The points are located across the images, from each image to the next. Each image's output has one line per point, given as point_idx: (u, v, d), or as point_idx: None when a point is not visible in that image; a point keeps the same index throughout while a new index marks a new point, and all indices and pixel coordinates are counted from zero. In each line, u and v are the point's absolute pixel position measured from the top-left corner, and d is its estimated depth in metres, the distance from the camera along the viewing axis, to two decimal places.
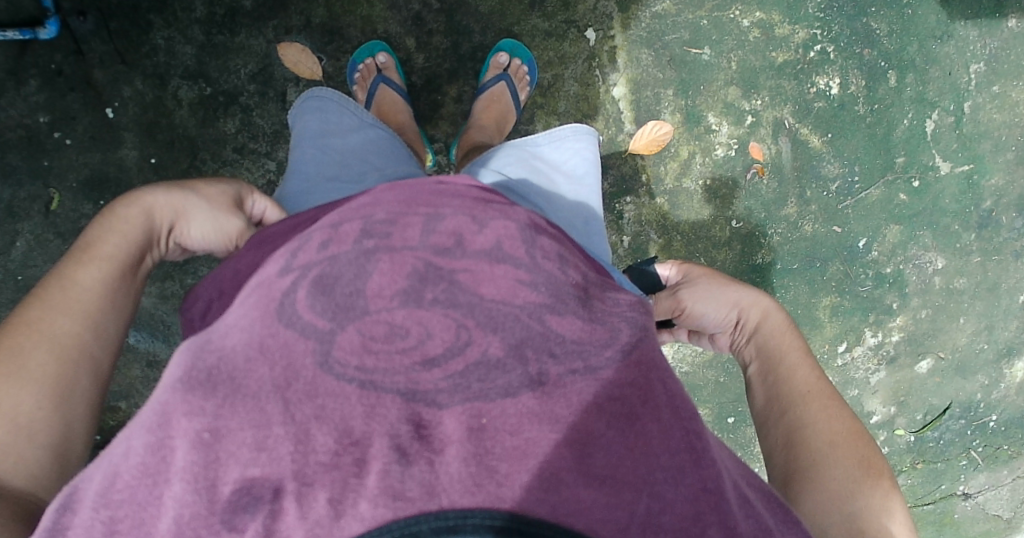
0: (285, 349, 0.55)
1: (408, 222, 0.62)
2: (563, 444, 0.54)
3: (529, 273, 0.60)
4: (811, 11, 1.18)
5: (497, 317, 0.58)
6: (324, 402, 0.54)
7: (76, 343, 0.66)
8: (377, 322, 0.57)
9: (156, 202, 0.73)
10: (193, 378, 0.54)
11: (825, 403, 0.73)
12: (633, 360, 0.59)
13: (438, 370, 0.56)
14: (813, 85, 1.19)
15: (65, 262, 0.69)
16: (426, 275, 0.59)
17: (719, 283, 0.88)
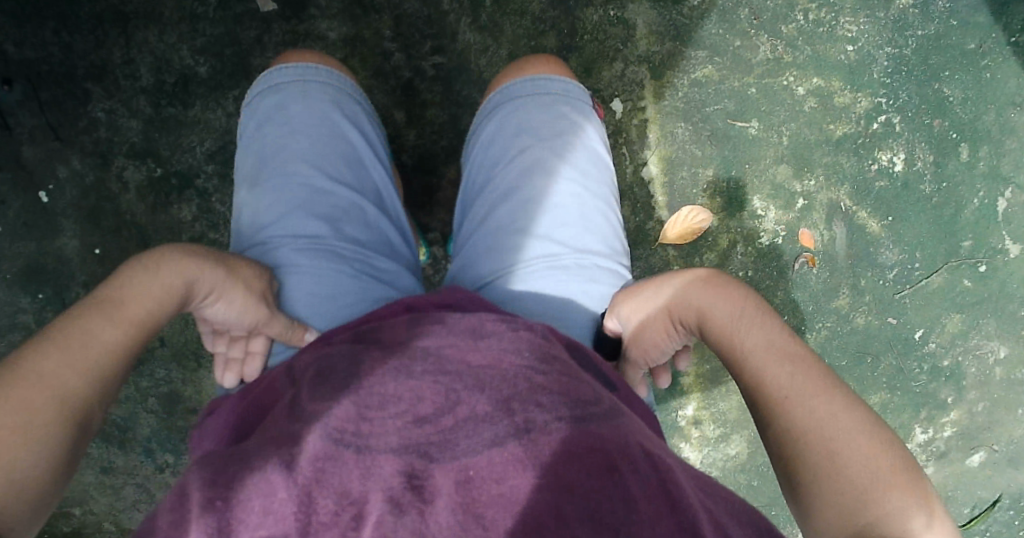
0: (289, 430, 0.63)
1: (393, 323, 0.73)
2: (547, 487, 0.59)
3: (513, 342, 0.68)
4: (875, 77, 1.13)
5: (484, 378, 0.65)
6: (323, 466, 0.59)
7: (81, 405, 0.72)
8: (370, 395, 0.64)
9: (202, 279, 0.79)
10: (207, 460, 0.61)
11: (806, 403, 0.75)
12: (612, 418, 0.65)
13: (429, 426, 0.62)
14: (875, 161, 1.14)
15: (94, 315, 0.74)
16: (415, 355, 0.67)
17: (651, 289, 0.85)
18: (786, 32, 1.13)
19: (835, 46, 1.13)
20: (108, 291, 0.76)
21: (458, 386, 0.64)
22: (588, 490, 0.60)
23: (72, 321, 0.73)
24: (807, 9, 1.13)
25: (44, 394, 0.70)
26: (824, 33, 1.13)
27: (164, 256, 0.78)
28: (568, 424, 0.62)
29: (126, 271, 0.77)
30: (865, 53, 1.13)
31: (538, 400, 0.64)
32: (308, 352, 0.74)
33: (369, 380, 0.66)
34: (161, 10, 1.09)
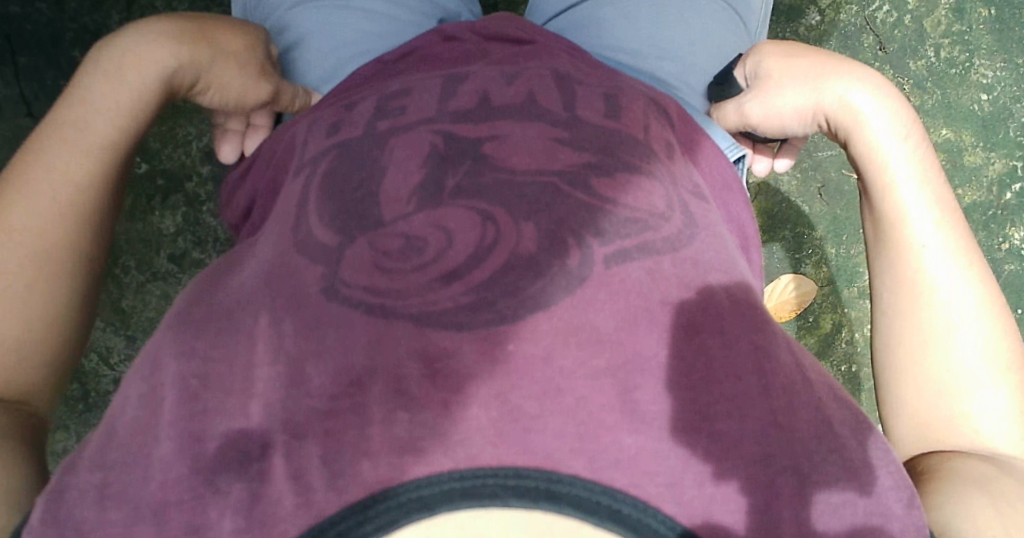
0: (293, 276, 0.50)
1: (424, 88, 0.62)
2: (605, 374, 0.46)
3: (567, 131, 0.58)
4: (1011, 134, 1.01)
5: (528, 195, 0.53)
6: (324, 332, 0.46)
7: (68, 244, 0.64)
8: (391, 237, 0.50)
9: (178, 64, 0.69)
10: (190, 318, 0.50)
11: (945, 264, 0.64)
12: (686, 257, 0.52)
13: (459, 284, 0.48)
14: (1008, 238, 1.02)
15: (54, 144, 0.65)
16: (447, 156, 0.55)
17: (812, 69, 0.71)
18: (915, 68, 1.00)
19: (967, 92, 1.00)
20: (66, 113, 0.66)
21: (496, 220, 0.51)
22: (664, 362, 0.47)
23: (35, 157, 0.65)
24: (938, 44, 1.00)
25: (25, 242, 0.62)
26: (956, 75, 1.00)
27: (123, 50, 0.68)
28: (636, 261, 0.50)
29: (80, 85, 0.67)
30: (1001, 104, 1.00)
31: (598, 230, 0.51)
32: (320, 150, 0.59)
33: (386, 212, 0.52)
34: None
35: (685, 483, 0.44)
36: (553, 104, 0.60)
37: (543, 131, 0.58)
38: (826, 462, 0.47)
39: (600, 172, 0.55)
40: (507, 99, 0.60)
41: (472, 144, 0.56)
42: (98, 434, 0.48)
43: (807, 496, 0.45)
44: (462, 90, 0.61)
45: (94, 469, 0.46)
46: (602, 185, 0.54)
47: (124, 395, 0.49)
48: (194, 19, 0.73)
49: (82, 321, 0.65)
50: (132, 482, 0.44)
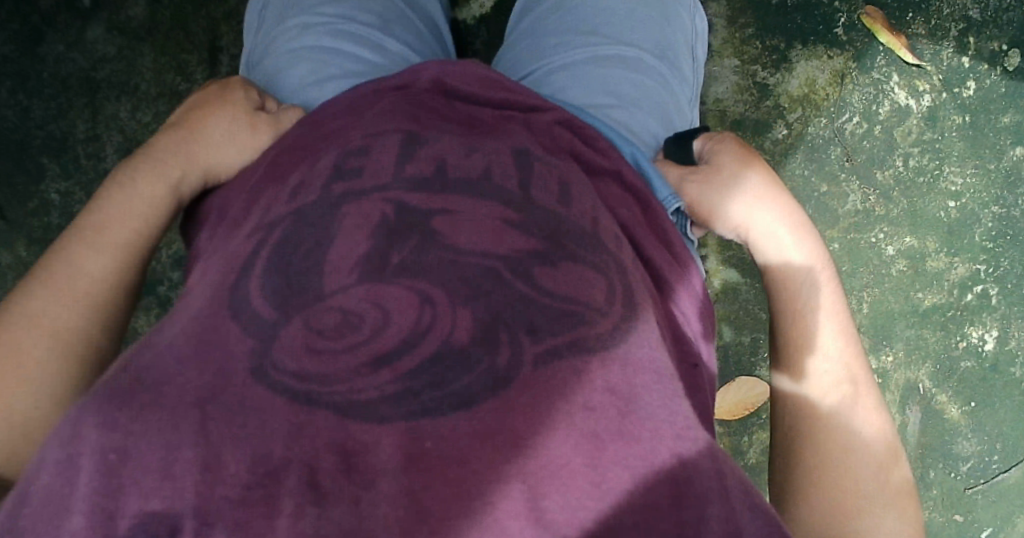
0: (223, 344, 0.51)
1: (382, 148, 0.62)
2: (515, 479, 0.47)
3: (519, 214, 0.59)
4: (976, 240, 1.23)
5: (470, 276, 0.54)
6: (245, 421, 0.47)
7: (79, 332, 0.72)
8: (329, 311, 0.52)
9: (178, 171, 0.77)
10: (116, 389, 0.50)
11: (846, 392, 0.75)
12: (616, 358, 0.53)
13: (387, 371, 0.50)
14: (965, 336, 1.24)
15: (80, 240, 0.75)
16: (395, 230, 0.56)
17: (757, 183, 0.83)
18: (883, 179, 1.22)
19: (936, 200, 1.22)
20: (89, 216, 0.76)
21: (429, 308, 0.52)
22: (576, 469, 0.48)
23: (63, 252, 0.74)
24: (908, 153, 1.21)
25: (44, 329, 0.71)
26: (924, 183, 1.21)
27: (143, 162, 0.78)
28: (564, 361, 0.52)
29: (104, 195, 0.77)
30: (967, 210, 1.22)
31: (531, 325, 0.53)
32: (278, 215, 0.59)
33: (330, 281, 0.54)
34: (135, 93, 1.20)
35: None
36: (509, 183, 0.61)
37: (494, 210, 0.59)
38: None
39: (545, 260, 0.56)
40: (464, 172, 0.61)
41: (424, 216, 0.57)
42: (12, 498, 0.48)
43: None
44: (419, 155, 0.61)
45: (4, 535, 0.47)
46: (541, 274, 0.56)
47: (41, 458, 0.49)
48: (195, 119, 0.81)
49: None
50: None
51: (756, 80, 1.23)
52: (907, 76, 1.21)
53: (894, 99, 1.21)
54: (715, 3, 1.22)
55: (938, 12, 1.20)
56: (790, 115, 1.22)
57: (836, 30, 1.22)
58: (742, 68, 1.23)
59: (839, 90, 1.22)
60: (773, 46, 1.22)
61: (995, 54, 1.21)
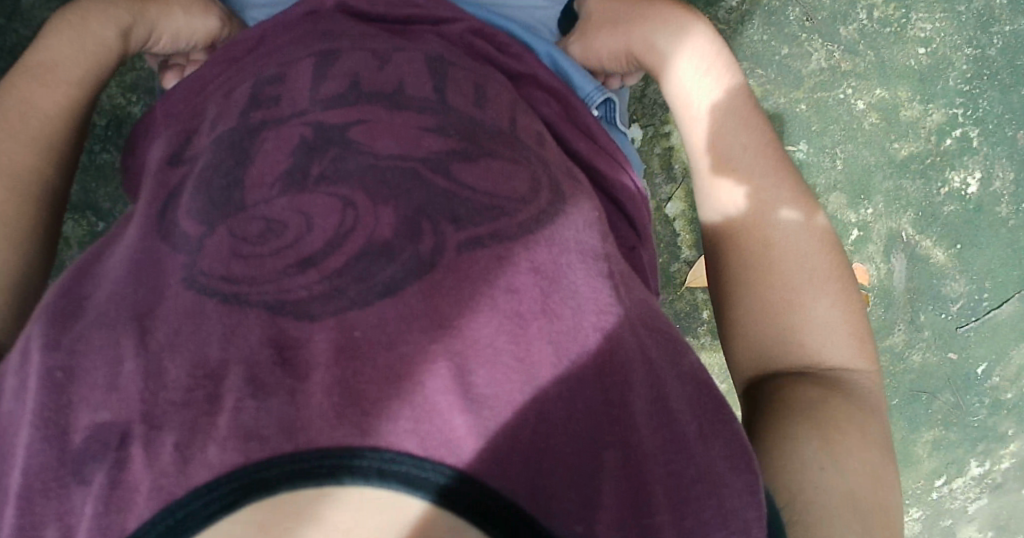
0: (156, 270, 0.54)
1: (298, 69, 0.65)
2: (443, 355, 0.50)
3: (434, 117, 0.61)
4: (952, 84, 1.18)
5: (389, 177, 0.56)
6: (181, 327, 0.50)
7: (32, 172, 0.76)
8: (252, 221, 0.55)
9: (125, 20, 0.81)
10: (59, 312, 0.53)
11: (756, 202, 0.75)
12: (535, 236, 0.55)
13: (314, 272, 0.52)
14: (947, 183, 1.19)
15: (27, 80, 0.78)
16: (314, 146, 0.58)
17: (637, 12, 0.82)
18: (846, 34, 1.17)
19: (906, 48, 1.17)
20: (36, 57, 0.79)
21: (351, 211, 0.54)
22: (499, 348, 0.51)
23: (11, 90, 0.77)
24: (870, 6, 1.17)
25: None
26: (890, 34, 1.17)
27: (88, 6, 0.81)
28: (487, 247, 0.54)
29: (49, 35, 0.80)
30: (939, 55, 1.17)
31: (454, 214, 0.55)
32: (200, 149, 0.63)
33: (253, 196, 0.56)
34: None
35: (512, 458, 0.48)
36: (423, 90, 0.63)
37: (411, 119, 0.60)
38: (656, 438, 0.52)
39: (463, 157, 0.59)
40: (376, 87, 0.63)
41: (340, 130, 0.59)
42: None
43: (634, 466, 0.51)
44: (333, 71, 0.64)
45: None
46: (460, 168, 0.58)
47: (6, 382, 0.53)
48: None
49: (42, 243, 0.76)
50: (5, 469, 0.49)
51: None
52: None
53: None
54: None
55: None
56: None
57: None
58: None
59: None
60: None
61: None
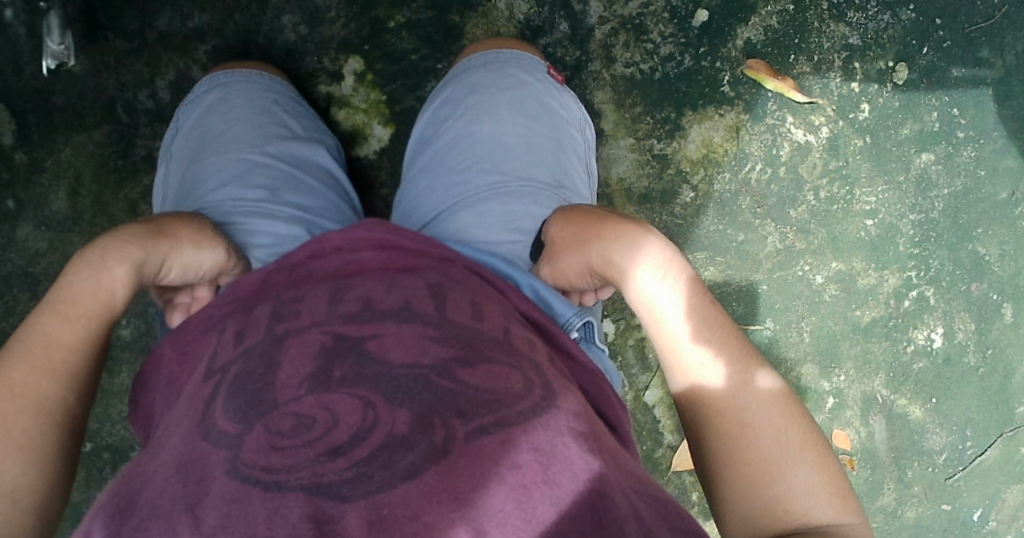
0: (199, 461, 0.63)
1: (315, 295, 0.78)
2: (460, 522, 0.59)
3: (437, 329, 0.74)
4: (903, 248, 1.32)
5: (402, 383, 0.67)
6: (230, 510, 0.59)
7: (60, 403, 0.82)
8: (285, 419, 0.65)
9: (144, 258, 0.88)
10: (116, 504, 0.61)
11: (724, 377, 0.83)
12: (531, 420, 0.64)
13: (343, 460, 0.61)
14: (912, 340, 1.33)
15: (54, 317, 0.84)
16: (336, 354, 0.70)
17: (592, 232, 0.92)
18: (798, 215, 1.31)
19: (855, 221, 1.32)
20: (59, 293, 0.85)
21: (369, 411, 0.65)
22: (507, 513, 0.60)
23: (33, 330, 0.83)
24: (817, 187, 1.31)
25: (21, 405, 0.80)
26: (839, 209, 1.31)
27: (104, 247, 0.87)
28: (491, 434, 0.63)
29: (70, 275, 0.86)
30: (887, 224, 1.32)
31: (460, 409, 0.65)
32: (228, 358, 0.74)
33: (283, 395, 0.67)
34: None
35: None
36: (426, 307, 0.76)
37: (417, 331, 0.73)
38: None
39: (464, 362, 0.70)
40: (387, 304, 0.76)
41: (358, 341, 0.72)
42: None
43: None
44: (347, 295, 0.77)
45: None
46: (461, 372, 0.69)
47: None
48: (158, 220, 0.92)
49: (65, 468, 0.82)
50: None
51: (654, 152, 1.30)
52: (802, 115, 1.30)
53: (793, 139, 1.30)
54: (601, 90, 1.29)
55: (826, 50, 1.30)
56: (694, 178, 1.30)
57: (722, 88, 1.29)
58: (638, 144, 1.30)
59: (737, 143, 1.30)
60: (664, 118, 1.30)
61: (884, 71, 1.30)
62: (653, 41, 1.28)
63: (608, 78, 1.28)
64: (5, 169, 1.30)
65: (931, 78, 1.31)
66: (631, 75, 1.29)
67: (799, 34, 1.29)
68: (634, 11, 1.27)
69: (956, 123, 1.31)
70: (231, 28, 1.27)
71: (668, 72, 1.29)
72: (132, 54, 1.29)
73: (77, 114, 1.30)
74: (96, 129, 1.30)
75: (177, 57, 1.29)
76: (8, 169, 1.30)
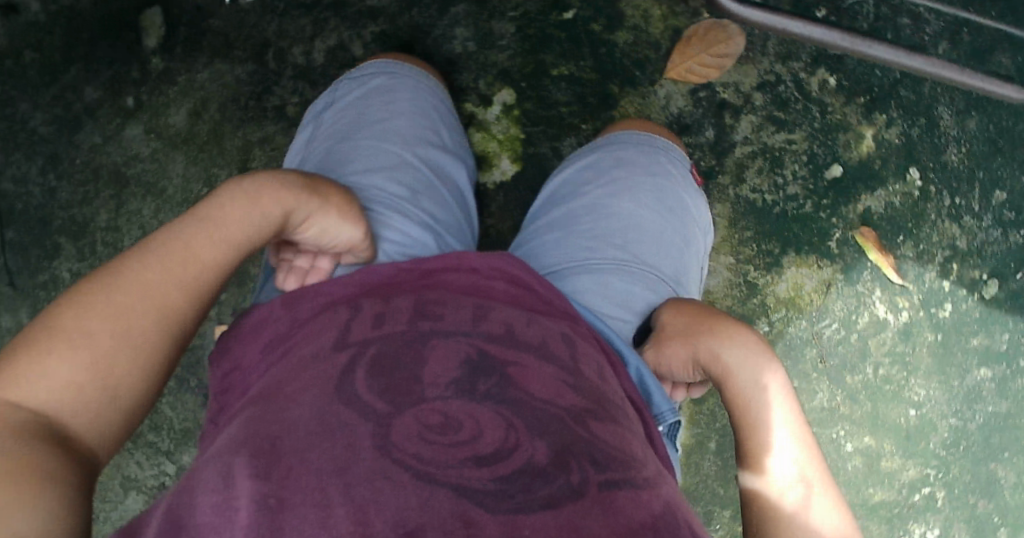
0: (347, 429, 0.65)
1: (457, 306, 0.84)
2: None
3: (570, 375, 0.78)
4: (931, 447, 1.34)
5: (542, 416, 0.71)
6: (380, 486, 0.61)
7: (179, 315, 0.83)
8: (432, 413, 0.67)
9: (293, 206, 0.92)
10: (258, 446, 0.64)
11: (801, 497, 0.85)
12: (655, 490, 0.69)
13: (488, 471, 0.63)
14: (908, 532, 1.33)
15: (198, 231, 0.86)
16: (480, 367, 0.74)
17: (707, 325, 0.96)
18: (852, 382, 1.34)
19: (899, 406, 1.34)
20: (207, 212, 0.88)
21: (513, 433, 0.67)
22: None
23: (174, 237, 0.86)
24: (879, 362, 1.34)
25: (146, 306, 0.81)
26: (890, 390, 1.34)
27: (262, 183, 0.91)
28: (623, 490, 0.66)
29: (222, 198, 0.89)
30: (927, 418, 1.34)
31: (593, 458, 0.68)
32: (364, 336, 0.80)
33: (429, 390, 0.70)
34: (160, 195, 1.33)
35: None
36: (560, 352, 0.82)
37: (555, 371, 0.78)
38: None
39: (596, 415, 0.74)
40: (527, 336, 0.81)
41: (501, 362, 0.76)
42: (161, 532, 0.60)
43: None
44: (490, 317, 0.83)
45: None
46: (594, 426, 0.72)
47: (195, 502, 0.61)
48: (310, 177, 0.96)
49: (161, 379, 0.83)
50: None
51: (746, 279, 1.34)
52: (890, 293, 1.34)
53: (874, 312, 1.34)
54: (721, 203, 1.33)
55: (934, 243, 1.35)
56: (774, 314, 1.34)
57: (829, 242, 1.34)
58: (735, 266, 1.34)
59: (823, 297, 1.34)
60: (768, 250, 1.34)
61: (975, 281, 1.36)
62: (784, 176, 1.33)
63: (732, 195, 1.33)
64: (138, 67, 1.33)
65: (1016, 302, 1.37)
66: (753, 200, 1.33)
67: (914, 220, 1.35)
68: (777, 144, 1.33)
69: (1022, 351, 1.37)
70: (406, 21, 1.30)
71: (788, 210, 1.34)
72: (303, 9, 1.32)
73: (228, 44, 1.33)
74: (241, 63, 1.32)
75: (344, 27, 1.31)
76: (141, 69, 1.32)
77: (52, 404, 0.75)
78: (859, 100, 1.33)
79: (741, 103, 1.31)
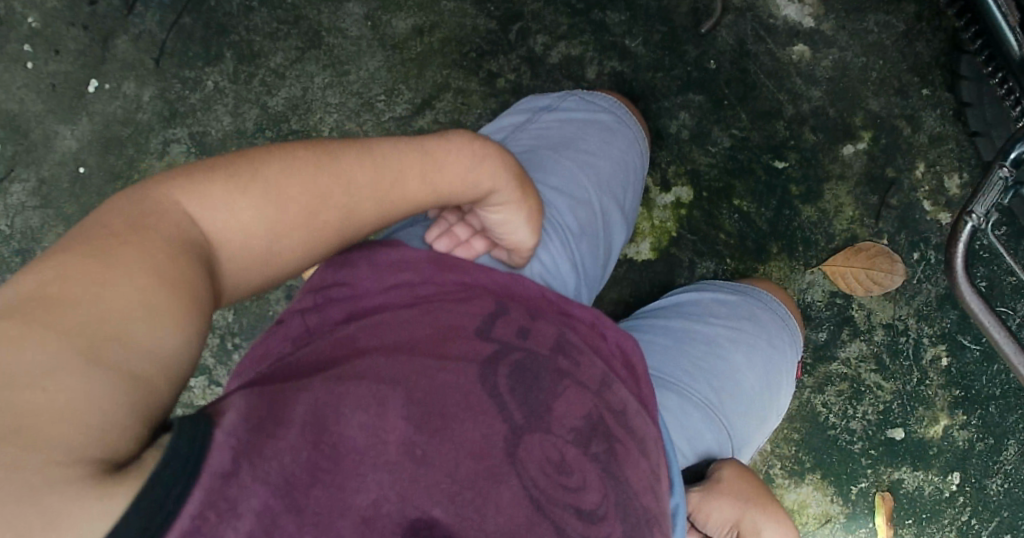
0: (488, 422, 0.73)
1: (590, 360, 0.86)
2: None
3: (653, 472, 0.85)
4: None
5: (626, 501, 0.79)
6: (503, 489, 0.71)
7: (358, 225, 0.84)
8: (553, 447, 0.75)
9: (497, 188, 0.91)
10: (415, 396, 0.72)
11: None
12: None
13: (580, 525, 0.74)
14: None
15: (416, 162, 0.85)
16: (597, 427, 0.80)
17: (759, 505, 1.05)
18: None
19: None
20: (433, 149, 0.86)
21: (609, 504, 0.77)
22: None
23: (395, 155, 0.84)
24: None
25: (340, 202, 0.81)
26: None
27: (487, 152, 0.90)
28: None
29: (448, 144, 0.88)
30: None
31: None
32: (506, 342, 0.81)
33: (555, 426, 0.77)
34: (342, 77, 1.37)
35: None
36: (652, 442, 0.88)
37: (647, 466, 0.84)
38: None
39: (659, 520, 0.83)
40: (638, 421, 0.87)
41: (613, 433, 0.81)
42: (310, 420, 0.67)
43: None
44: (613, 393, 0.85)
45: (307, 440, 0.66)
46: (658, 533, 0.82)
47: (342, 411, 0.68)
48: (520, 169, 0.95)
49: (307, 264, 0.84)
50: (347, 484, 0.65)
51: (766, 473, 1.36)
52: None
53: None
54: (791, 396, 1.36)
55: None
56: None
57: (850, 487, 1.35)
58: (766, 454, 1.37)
59: (816, 527, 1.36)
60: (799, 460, 1.36)
61: None
62: (855, 411, 1.35)
63: (804, 397, 1.36)
64: None
65: None
66: (817, 412, 1.36)
67: (930, 514, 1.35)
68: (868, 381, 1.35)
69: None
70: (641, 80, 1.37)
71: (840, 436, 1.36)
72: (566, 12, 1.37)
73: None
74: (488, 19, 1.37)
75: (593, 50, 1.36)
76: None
77: (226, 236, 0.76)
78: (954, 392, 1.34)
79: (864, 328, 1.35)
